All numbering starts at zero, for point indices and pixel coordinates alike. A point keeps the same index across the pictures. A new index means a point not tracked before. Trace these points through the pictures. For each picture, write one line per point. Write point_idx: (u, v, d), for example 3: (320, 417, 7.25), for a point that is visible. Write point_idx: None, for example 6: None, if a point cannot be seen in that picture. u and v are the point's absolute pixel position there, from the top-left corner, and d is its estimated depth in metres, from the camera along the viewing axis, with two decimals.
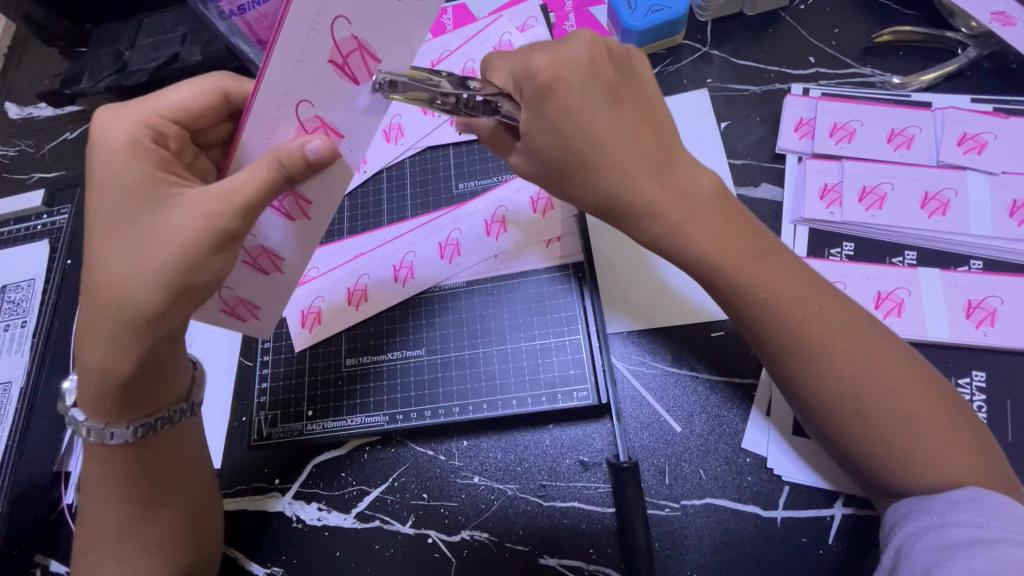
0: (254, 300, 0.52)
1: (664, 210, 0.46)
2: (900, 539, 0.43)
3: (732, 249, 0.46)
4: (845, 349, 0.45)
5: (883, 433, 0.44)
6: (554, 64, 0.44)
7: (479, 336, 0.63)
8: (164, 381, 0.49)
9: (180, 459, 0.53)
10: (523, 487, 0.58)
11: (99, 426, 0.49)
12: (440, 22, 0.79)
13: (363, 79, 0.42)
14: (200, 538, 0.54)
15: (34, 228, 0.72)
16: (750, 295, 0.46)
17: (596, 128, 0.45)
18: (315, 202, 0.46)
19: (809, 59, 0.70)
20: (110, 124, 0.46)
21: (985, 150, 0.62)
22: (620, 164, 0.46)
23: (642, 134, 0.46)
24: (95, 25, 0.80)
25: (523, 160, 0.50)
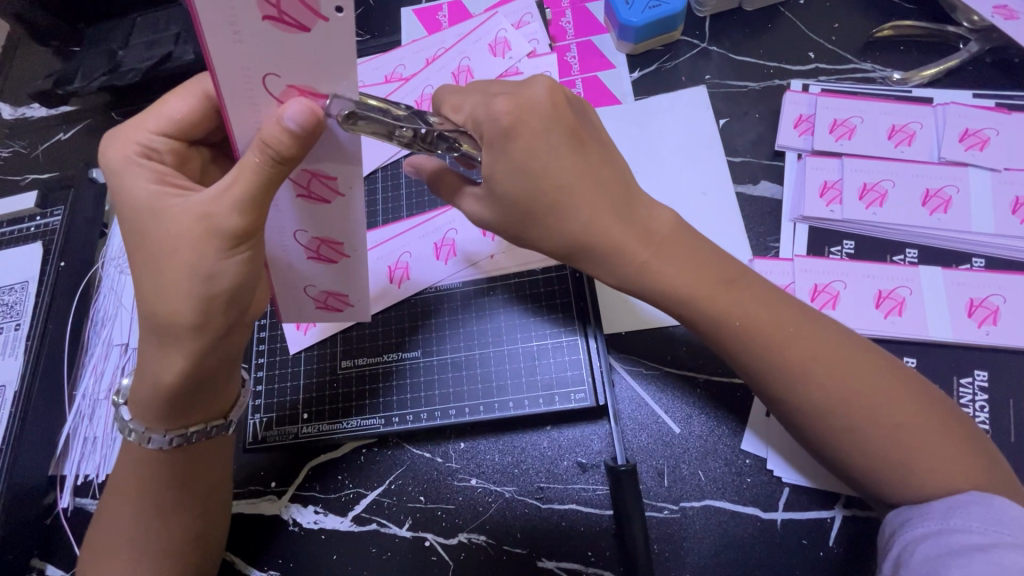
0: (343, 291, 0.55)
1: (631, 253, 0.47)
2: (898, 549, 0.42)
3: (700, 283, 0.46)
4: (825, 367, 0.44)
5: (872, 445, 0.43)
6: (513, 111, 0.44)
7: (476, 337, 0.62)
8: (207, 397, 0.49)
9: (207, 473, 0.52)
10: (521, 489, 0.57)
11: (140, 429, 0.49)
12: (436, 19, 0.78)
13: (308, 22, 0.36)
14: (206, 544, 0.53)
15: (28, 230, 0.71)
16: (726, 324, 0.46)
17: (559, 172, 0.45)
18: (339, 176, 0.45)
19: (808, 54, 0.70)
20: (110, 148, 0.47)
21: (987, 147, 0.61)
22: (584, 203, 0.46)
23: (604, 173, 0.47)
24: (89, 24, 0.80)
25: (481, 206, 0.49)
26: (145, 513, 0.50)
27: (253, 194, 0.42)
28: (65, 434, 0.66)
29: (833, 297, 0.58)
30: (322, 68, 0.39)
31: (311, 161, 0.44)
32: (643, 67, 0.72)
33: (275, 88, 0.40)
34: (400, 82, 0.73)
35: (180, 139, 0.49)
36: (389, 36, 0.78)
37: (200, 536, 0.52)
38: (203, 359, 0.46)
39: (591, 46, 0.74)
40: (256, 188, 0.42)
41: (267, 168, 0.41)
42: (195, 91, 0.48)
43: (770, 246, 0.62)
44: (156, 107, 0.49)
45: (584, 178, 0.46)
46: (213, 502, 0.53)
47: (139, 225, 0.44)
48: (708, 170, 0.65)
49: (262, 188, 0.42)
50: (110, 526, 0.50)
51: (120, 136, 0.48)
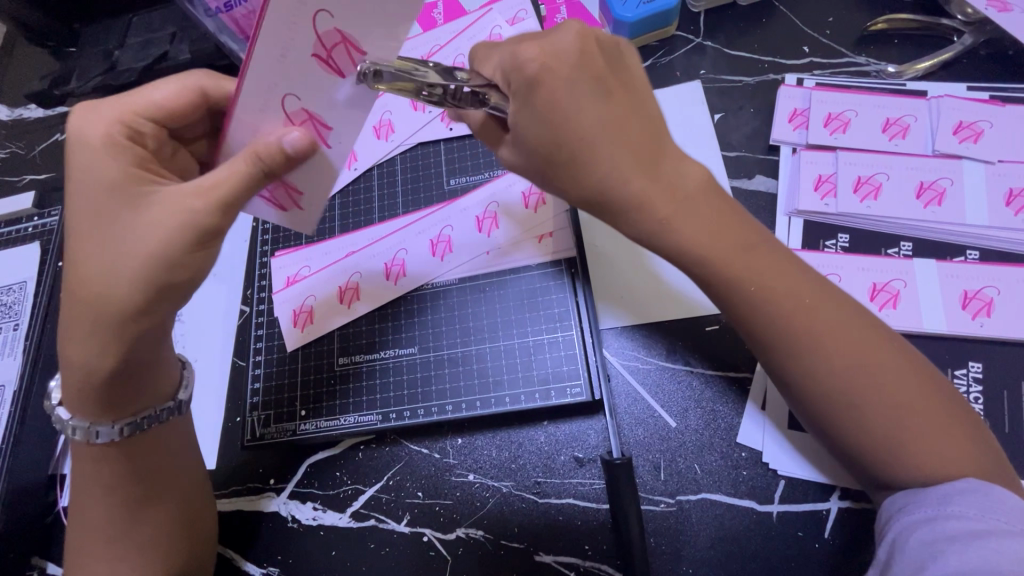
0: (297, 190, 0.48)
1: (652, 203, 0.44)
2: (894, 533, 0.43)
3: (724, 244, 0.45)
4: (838, 344, 0.44)
5: (877, 422, 0.43)
6: (544, 54, 0.43)
7: (473, 332, 0.63)
8: (147, 381, 0.49)
9: (173, 462, 0.53)
10: (519, 484, 0.58)
11: (84, 426, 0.48)
12: (431, 16, 0.78)
13: (347, 71, 0.42)
14: (195, 537, 0.54)
15: (26, 230, 0.71)
16: (741, 286, 0.45)
17: (586, 118, 0.43)
18: (306, 191, 0.48)
19: (803, 48, 0.70)
20: (85, 122, 0.46)
21: (981, 139, 0.61)
22: (609, 156, 0.44)
23: (632, 123, 0.44)
24: (84, 24, 0.80)
25: (513, 152, 0.47)
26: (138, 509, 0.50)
27: (234, 194, 0.44)
28: (66, 433, 0.65)
29: None
30: (335, 101, 0.43)
31: (292, 179, 0.47)
32: (638, 63, 0.72)
33: (289, 107, 0.43)
34: None
35: (165, 126, 0.49)
36: None
37: (186, 527, 0.53)
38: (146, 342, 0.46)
39: None
40: (241, 194, 0.44)
41: (250, 176, 0.43)
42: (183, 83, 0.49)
43: None
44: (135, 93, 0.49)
45: (611, 125, 0.44)
46: None
47: (98, 209, 0.44)
48: (703, 165, 0.65)
49: (243, 191, 0.44)
50: (101, 524, 0.50)
51: (95, 112, 0.46)
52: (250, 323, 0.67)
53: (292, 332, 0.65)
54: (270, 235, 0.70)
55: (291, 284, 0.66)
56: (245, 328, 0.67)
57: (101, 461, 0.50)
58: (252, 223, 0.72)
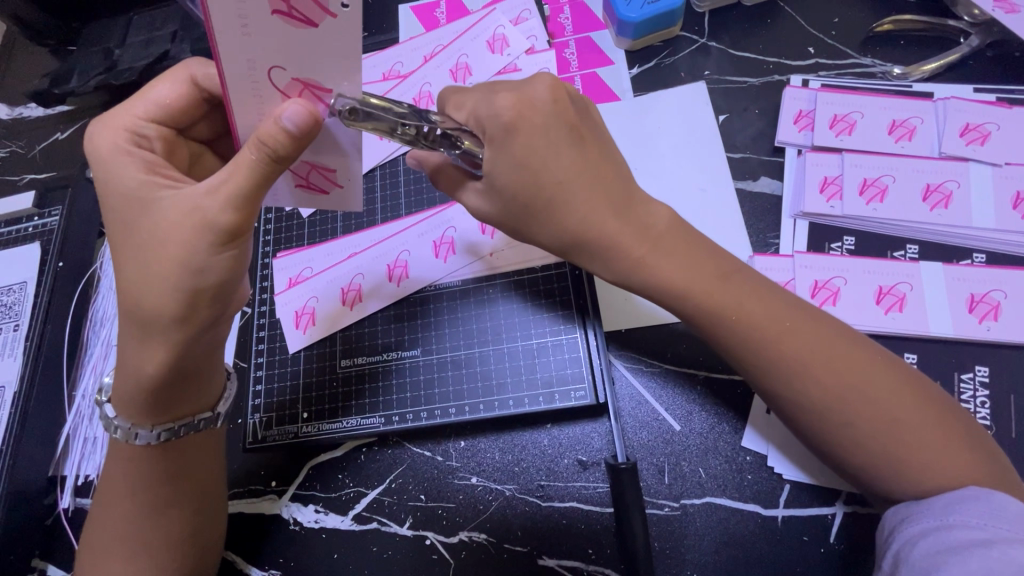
0: (329, 165, 0.47)
1: (628, 247, 0.47)
2: (897, 545, 0.42)
3: (699, 276, 0.47)
4: (827, 361, 0.44)
5: (869, 438, 0.43)
6: (517, 107, 0.44)
7: (476, 335, 0.62)
8: (188, 390, 0.49)
9: (202, 467, 0.52)
10: (522, 487, 0.57)
11: (126, 426, 0.49)
12: (434, 16, 0.78)
13: (317, 18, 0.37)
14: (206, 543, 0.53)
15: (27, 230, 0.71)
16: (721, 316, 0.46)
17: (557, 167, 0.45)
18: (339, 169, 0.47)
19: (808, 49, 0.69)
20: (97, 135, 0.47)
21: (988, 141, 0.61)
22: (580, 201, 0.46)
23: (603, 170, 0.47)
24: (85, 23, 0.79)
25: (482, 200, 0.49)
26: (139, 512, 0.49)
27: (250, 189, 0.42)
28: (66, 434, 0.65)
29: (833, 293, 0.58)
30: (326, 61, 0.40)
31: (314, 155, 0.46)
32: (642, 63, 0.71)
33: (279, 81, 0.41)
34: (398, 80, 0.72)
35: (168, 125, 0.49)
36: (388, 33, 0.78)
37: (196, 532, 0.52)
38: (186, 350, 0.46)
39: (590, 43, 0.73)
40: (253, 186, 0.42)
41: (262, 165, 0.41)
42: (180, 79, 0.48)
43: (770, 242, 0.62)
44: (141, 94, 0.49)
45: (583, 171, 0.46)
46: (207, 496, 0.53)
47: (125, 217, 0.45)
48: (708, 167, 0.65)
49: (259, 184, 0.42)
50: (106, 527, 0.50)
51: (106, 122, 0.47)
52: (251, 325, 0.66)
53: (294, 336, 0.64)
54: (272, 236, 0.70)
55: (290, 287, 0.66)
56: (247, 329, 0.67)
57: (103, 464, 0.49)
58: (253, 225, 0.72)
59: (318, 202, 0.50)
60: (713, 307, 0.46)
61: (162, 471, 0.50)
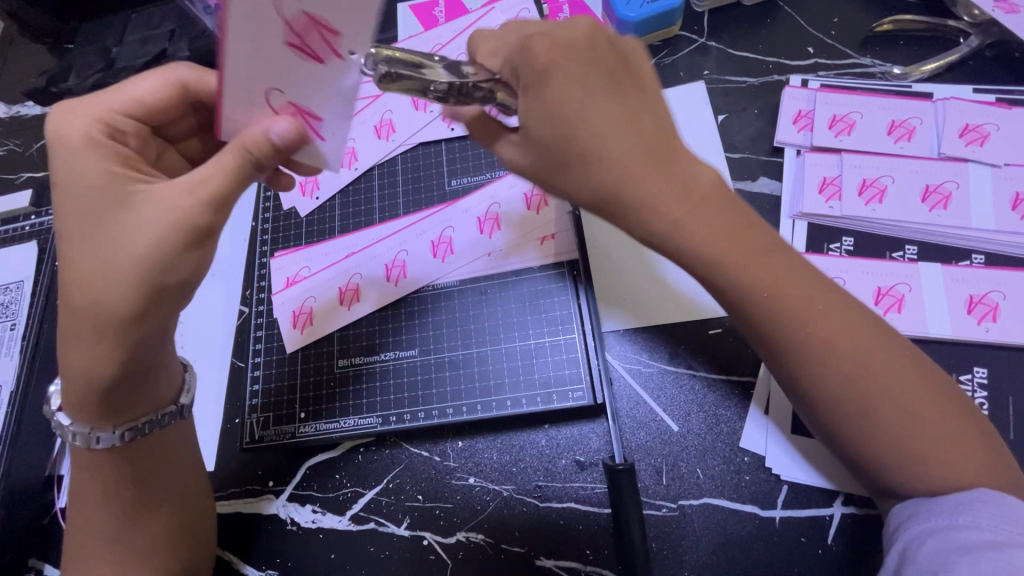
0: (316, 113, 0.43)
1: (664, 207, 0.43)
2: (903, 541, 0.42)
3: (739, 240, 0.43)
4: (850, 350, 0.43)
5: (883, 431, 0.43)
6: (552, 52, 0.42)
7: (474, 335, 0.62)
8: (149, 385, 0.49)
9: (173, 467, 0.52)
10: (519, 488, 0.57)
11: (85, 431, 0.48)
12: (432, 15, 0.77)
13: (325, 56, 0.39)
14: (196, 540, 0.53)
15: (23, 229, 0.70)
16: (752, 295, 0.43)
17: (598, 115, 0.42)
18: (325, 119, 0.43)
19: (808, 49, 0.69)
20: (64, 122, 0.46)
21: (987, 142, 0.61)
22: (618, 153, 0.42)
23: (644, 120, 0.43)
24: (82, 21, 0.79)
25: (517, 152, 0.46)
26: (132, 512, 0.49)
27: (227, 189, 0.44)
28: None
29: None
30: (320, 90, 0.41)
31: (302, 99, 0.42)
32: None
33: (275, 102, 0.42)
34: None
35: (143, 123, 0.49)
36: (386, 32, 0.77)
37: (187, 526, 0.53)
38: (142, 351, 0.46)
39: None
40: (230, 188, 0.44)
41: (241, 168, 0.44)
42: (166, 81, 0.49)
43: None
44: (113, 89, 0.49)
45: (621, 122, 0.43)
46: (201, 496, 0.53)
47: (88, 209, 0.44)
48: (706, 167, 0.65)
49: (236, 185, 0.44)
50: (100, 526, 0.49)
51: (76, 111, 0.46)
52: (249, 325, 0.66)
53: (293, 336, 0.64)
54: (269, 236, 0.70)
55: (286, 286, 0.66)
56: (244, 329, 0.67)
57: (95, 465, 0.49)
58: (250, 224, 0.71)
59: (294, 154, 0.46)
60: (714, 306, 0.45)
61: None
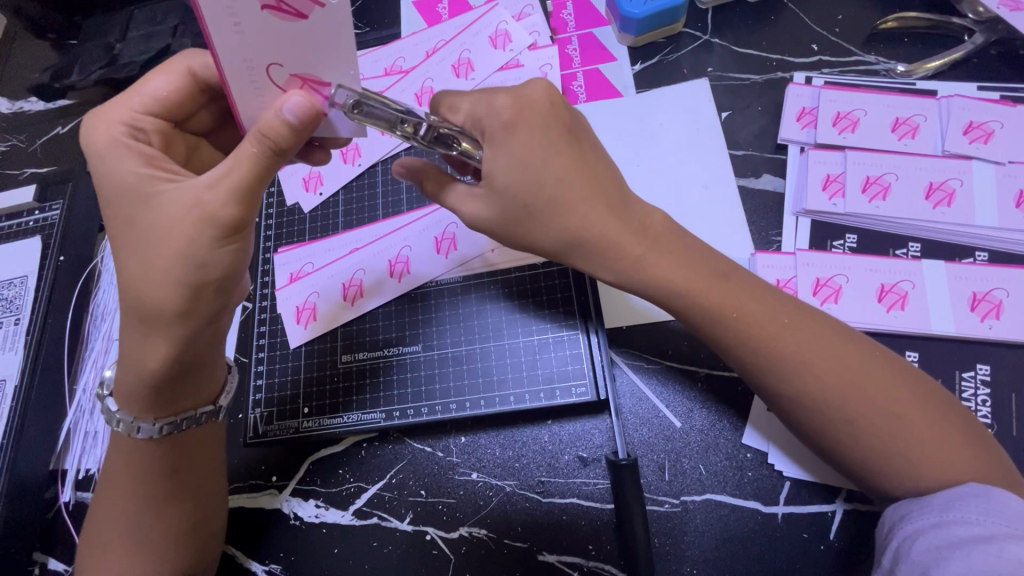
0: (321, 76, 0.41)
1: (624, 248, 0.46)
2: (898, 541, 0.42)
3: (695, 276, 0.47)
4: (827, 363, 0.44)
5: (866, 432, 0.43)
6: (515, 108, 0.45)
7: (476, 332, 0.62)
8: (192, 382, 0.49)
9: (200, 459, 0.52)
10: (522, 483, 0.57)
11: (128, 420, 0.49)
12: (436, 11, 0.77)
13: (306, 10, 0.37)
14: (207, 537, 0.53)
15: (27, 224, 0.70)
16: (717, 316, 0.46)
17: (558, 166, 0.45)
18: (334, 83, 0.42)
19: (811, 47, 0.69)
20: (92, 128, 0.47)
21: (992, 140, 0.61)
22: (579, 200, 0.46)
23: (599, 170, 0.47)
24: (87, 17, 0.79)
25: (479, 203, 0.48)
26: (139, 508, 0.49)
27: (251, 181, 0.43)
28: (66, 428, 0.65)
29: (835, 291, 0.58)
30: (318, 50, 0.39)
31: (302, 67, 0.40)
32: (645, 60, 0.71)
33: (278, 78, 0.41)
34: (400, 75, 0.72)
35: (164, 118, 0.49)
36: (390, 28, 0.77)
37: (197, 525, 0.52)
38: (186, 346, 0.46)
39: (593, 38, 0.73)
40: (253, 178, 0.43)
41: (265, 158, 0.42)
42: (178, 75, 0.48)
43: (772, 240, 0.62)
44: (139, 86, 0.49)
45: (583, 171, 0.46)
46: (209, 492, 0.53)
47: (127, 209, 0.45)
48: (710, 165, 0.65)
49: (260, 176, 0.43)
50: (107, 521, 0.50)
51: (103, 115, 0.47)
52: (252, 319, 0.66)
53: (295, 329, 0.64)
54: (272, 231, 0.70)
55: (292, 279, 0.66)
56: (247, 324, 0.67)
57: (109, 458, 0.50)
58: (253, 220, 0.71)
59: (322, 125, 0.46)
60: (714, 306, 0.46)
61: (165, 465, 0.50)
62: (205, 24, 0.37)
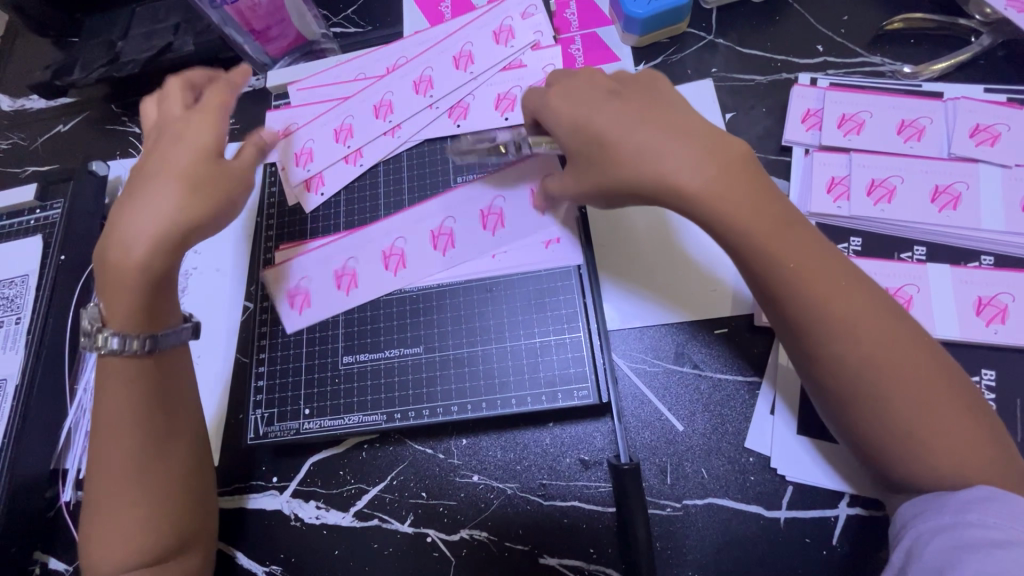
0: None
1: (684, 183, 0.45)
2: (910, 540, 0.42)
3: (757, 221, 0.45)
4: (871, 336, 0.43)
5: (895, 415, 0.42)
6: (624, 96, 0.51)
7: (479, 333, 0.62)
8: (160, 298, 0.52)
9: (183, 394, 0.54)
10: (523, 486, 0.57)
11: (100, 325, 0.51)
12: (439, 10, 0.76)
13: None
14: (203, 495, 0.54)
15: (28, 223, 0.70)
16: (774, 264, 0.44)
17: (628, 118, 0.49)
18: None
19: (816, 47, 0.69)
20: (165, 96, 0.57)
21: (998, 142, 0.60)
22: (647, 137, 0.47)
23: (670, 119, 0.48)
24: (88, 14, 0.78)
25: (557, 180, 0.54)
26: (136, 453, 0.50)
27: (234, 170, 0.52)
28: (68, 428, 0.65)
29: None
30: None
31: None
32: (648, 60, 0.71)
33: None
34: (403, 69, 0.71)
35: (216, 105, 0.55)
36: (392, 27, 0.77)
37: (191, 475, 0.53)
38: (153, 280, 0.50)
39: (596, 38, 0.72)
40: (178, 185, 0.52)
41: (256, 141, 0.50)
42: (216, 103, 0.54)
43: None
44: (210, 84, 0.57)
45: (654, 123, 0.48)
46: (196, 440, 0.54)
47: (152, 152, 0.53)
48: None
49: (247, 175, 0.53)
50: (108, 485, 0.49)
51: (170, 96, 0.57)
52: (253, 319, 0.66)
53: (286, 317, 0.65)
54: (274, 231, 0.69)
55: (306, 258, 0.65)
56: (249, 323, 0.67)
57: (111, 429, 0.50)
58: (255, 219, 0.71)
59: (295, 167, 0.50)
60: (768, 251, 0.44)
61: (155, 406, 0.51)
62: None
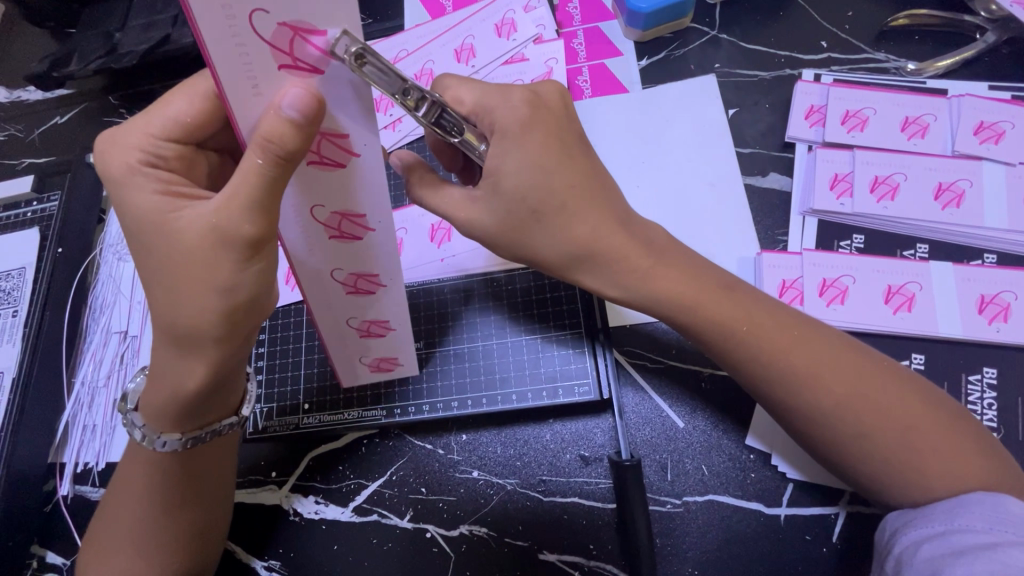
0: (339, 131, 0.39)
1: (631, 260, 0.46)
2: (900, 548, 0.42)
3: (702, 294, 0.46)
4: (833, 376, 0.44)
5: (879, 444, 0.43)
6: (530, 104, 0.45)
7: (479, 329, 0.62)
8: (217, 400, 0.47)
9: (214, 474, 0.51)
10: (523, 482, 0.57)
11: (151, 434, 0.47)
12: (440, 3, 0.76)
13: (322, 64, 0.36)
14: (209, 545, 0.52)
15: (25, 215, 0.69)
16: (728, 329, 0.45)
17: (557, 172, 0.44)
18: (352, 133, 0.39)
19: (820, 43, 0.68)
20: (109, 152, 0.42)
21: (1002, 140, 0.60)
22: (583, 208, 0.45)
23: (588, 177, 0.46)
24: (85, 4, 0.77)
25: (479, 210, 0.46)
26: (154, 513, 0.49)
27: (263, 197, 0.38)
28: (65, 422, 0.65)
29: (842, 292, 0.57)
30: (345, 110, 0.39)
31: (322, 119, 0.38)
32: (651, 55, 0.70)
33: (324, 151, 0.40)
34: (404, 57, 0.71)
35: (186, 142, 0.44)
36: (392, 20, 0.76)
37: (205, 529, 0.52)
38: (223, 366, 0.44)
39: (598, 32, 0.72)
40: (264, 193, 0.38)
41: (271, 168, 0.37)
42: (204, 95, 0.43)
43: (779, 239, 0.61)
44: (157, 107, 0.43)
45: (581, 179, 0.45)
46: (216, 500, 0.52)
47: (143, 237, 0.41)
48: (717, 162, 0.64)
49: (271, 190, 0.38)
50: (114, 544, 0.49)
51: (119, 140, 0.42)
52: None
53: (397, 372, 0.60)
54: None
55: (365, 338, 0.55)
56: None
57: (133, 483, 0.49)
58: None
59: (331, 178, 0.41)
60: (717, 322, 0.45)
61: (181, 477, 0.49)
62: (220, 80, 0.35)
